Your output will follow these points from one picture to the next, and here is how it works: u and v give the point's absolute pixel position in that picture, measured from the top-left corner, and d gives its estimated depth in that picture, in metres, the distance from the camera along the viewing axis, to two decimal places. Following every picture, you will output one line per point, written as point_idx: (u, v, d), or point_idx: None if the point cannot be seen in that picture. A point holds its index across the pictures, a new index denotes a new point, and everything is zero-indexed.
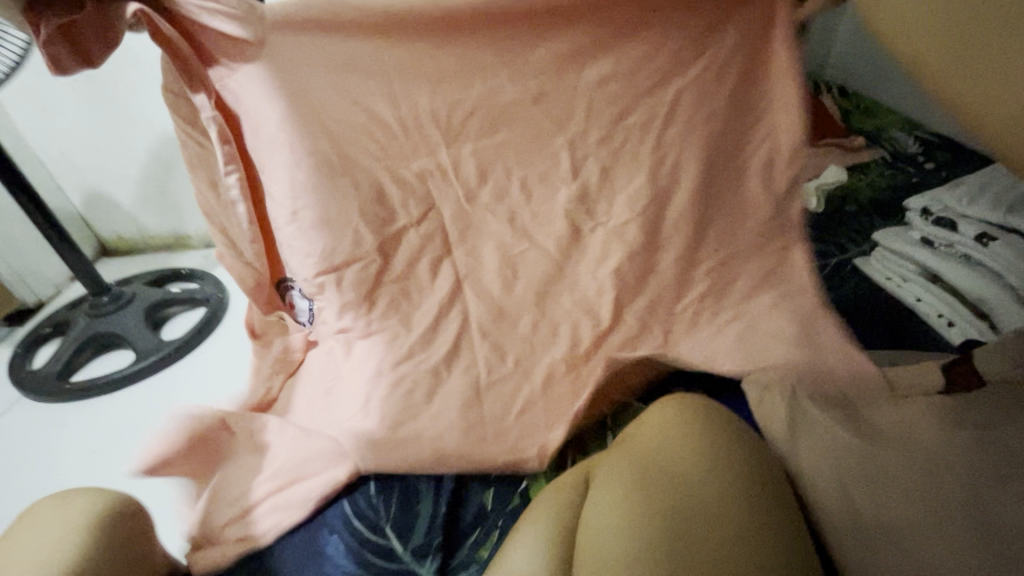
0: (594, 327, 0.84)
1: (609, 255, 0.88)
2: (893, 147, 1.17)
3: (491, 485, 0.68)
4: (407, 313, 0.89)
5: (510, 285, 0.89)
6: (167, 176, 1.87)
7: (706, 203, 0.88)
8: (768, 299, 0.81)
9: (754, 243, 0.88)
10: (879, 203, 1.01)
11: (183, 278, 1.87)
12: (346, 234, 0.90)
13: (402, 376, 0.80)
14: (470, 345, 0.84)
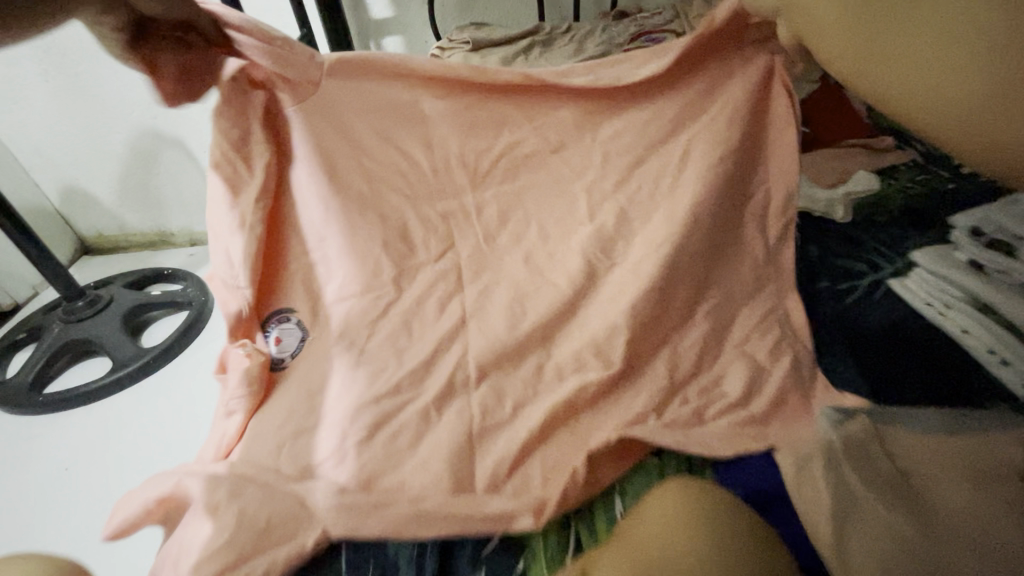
0: (604, 371, 0.71)
1: (624, 291, 0.77)
2: (927, 146, 1.06)
3: (484, 563, 0.57)
4: (401, 346, 0.80)
5: (514, 323, 0.79)
6: (152, 171, 1.78)
7: (718, 233, 0.81)
8: (780, 334, 0.73)
9: (760, 274, 0.80)
10: (912, 212, 0.91)
11: (165, 279, 1.77)
12: (365, 264, 0.88)
13: (384, 418, 0.70)
14: (467, 394, 0.73)
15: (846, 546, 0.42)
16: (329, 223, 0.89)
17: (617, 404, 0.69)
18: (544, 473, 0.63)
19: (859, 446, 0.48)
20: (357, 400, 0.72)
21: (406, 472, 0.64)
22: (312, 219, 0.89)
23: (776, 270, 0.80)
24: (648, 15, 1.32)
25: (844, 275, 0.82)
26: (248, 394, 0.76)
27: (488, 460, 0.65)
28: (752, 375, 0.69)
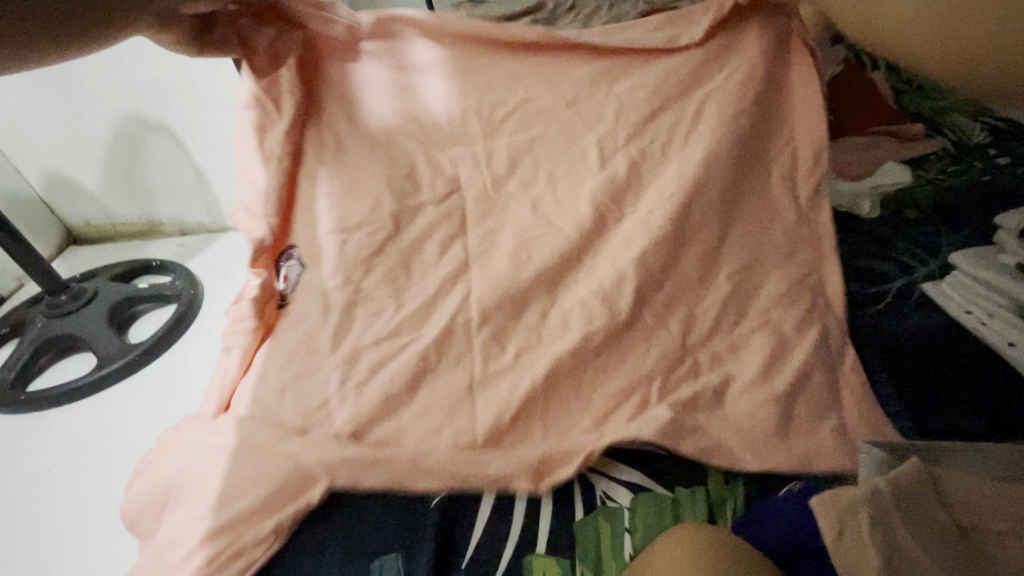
0: (611, 314, 0.64)
1: (633, 240, 0.69)
2: (957, 135, 1.01)
3: None
4: (393, 285, 0.71)
5: (518, 263, 0.70)
6: (137, 158, 1.69)
7: (738, 172, 0.73)
8: (817, 302, 0.66)
9: (798, 231, 0.72)
10: (944, 209, 0.85)
11: (153, 271, 1.71)
12: (344, 210, 0.76)
13: (370, 363, 0.63)
14: (461, 342, 0.64)
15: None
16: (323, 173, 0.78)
17: (635, 361, 0.62)
18: (562, 430, 0.58)
19: (909, 493, 0.39)
20: (345, 367, 0.63)
21: (405, 421, 0.59)
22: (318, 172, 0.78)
23: (806, 228, 0.72)
24: None
25: (876, 277, 0.74)
26: (253, 349, 0.69)
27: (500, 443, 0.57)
28: (776, 339, 0.63)
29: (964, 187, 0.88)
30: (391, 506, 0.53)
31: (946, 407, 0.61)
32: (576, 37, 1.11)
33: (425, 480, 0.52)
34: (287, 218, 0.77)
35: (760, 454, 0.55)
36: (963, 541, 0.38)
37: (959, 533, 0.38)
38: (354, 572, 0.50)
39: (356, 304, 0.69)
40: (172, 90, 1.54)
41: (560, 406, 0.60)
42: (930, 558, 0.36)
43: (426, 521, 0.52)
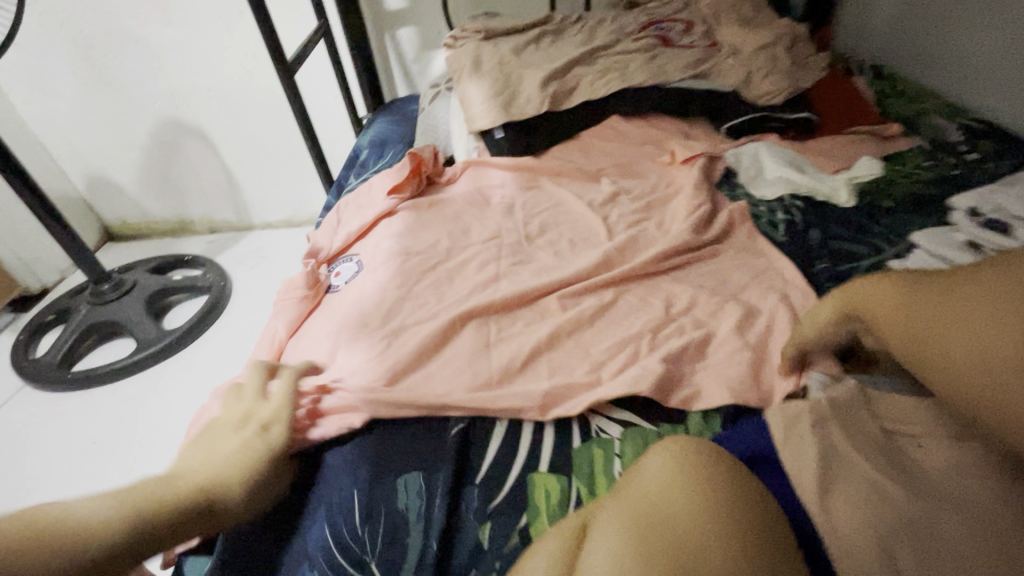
0: (599, 301, 0.78)
1: (618, 257, 0.86)
2: (935, 136, 1.09)
3: (489, 516, 0.54)
4: (423, 273, 0.85)
5: (528, 271, 0.86)
6: (171, 160, 1.83)
7: (714, 216, 0.92)
8: (781, 287, 0.78)
9: (762, 247, 0.87)
10: (917, 198, 0.93)
11: (185, 265, 1.82)
12: (395, 231, 0.94)
13: (400, 329, 0.75)
14: (479, 316, 0.76)
15: (830, 506, 0.43)
16: (387, 214, 0.98)
17: (625, 328, 0.74)
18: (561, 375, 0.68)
19: (847, 409, 0.48)
20: (381, 332, 0.75)
21: (431, 369, 0.70)
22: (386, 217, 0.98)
23: (765, 243, 0.88)
24: (658, 5, 1.33)
25: (847, 257, 0.83)
26: (304, 318, 0.84)
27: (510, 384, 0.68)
28: (746, 311, 0.74)
29: (935, 180, 0.96)
30: (413, 429, 0.62)
31: None
32: (582, 45, 1.22)
33: (450, 414, 0.62)
34: (360, 233, 0.97)
35: (738, 393, 0.63)
36: (888, 445, 0.46)
37: (883, 439, 0.46)
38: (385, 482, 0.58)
39: (392, 284, 0.83)
40: (207, 97, 1.68)
41: (558, 358, 0.70)
42: (858, 454, 0.45)
43: (446, 441, 0.60)
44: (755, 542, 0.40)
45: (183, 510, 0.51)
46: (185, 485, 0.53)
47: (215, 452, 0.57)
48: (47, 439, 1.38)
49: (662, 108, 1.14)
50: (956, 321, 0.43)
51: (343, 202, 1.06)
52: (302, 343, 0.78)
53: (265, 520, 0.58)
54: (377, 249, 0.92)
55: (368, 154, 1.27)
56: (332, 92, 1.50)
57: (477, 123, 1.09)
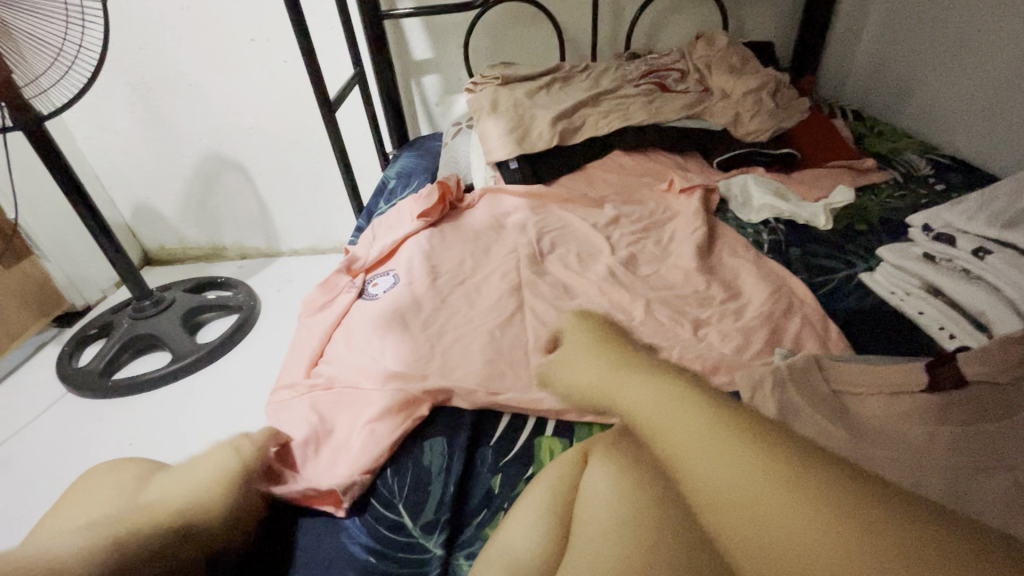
0: (601, 305, 0.88)
1: (619, 271, 0.96)
2: (906, 169, 1.20)
3: (501, 468, 0.64)
4: (447, 281, 0.97)
5: (540, 278, 0.96)
6: (211, 191, 2.00)
7: (706, 236, 1.02)
8: (764, 293, 0.88)
9: (749, 261, 0.96)
10: (888, 222, 1.03)
11: (218, 286, 1.95)
12: (422, 247, 1.06)
13: (428, 327, 0.87)
14: (494, 314, 0.87)
15: None
16: (415, 232, 1.10)
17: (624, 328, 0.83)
18: None
19: (803, 374, 0.59)
20: (410, 329, 0.86)
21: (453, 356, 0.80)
22: (414, 236, 1.10)
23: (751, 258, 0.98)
24: (657, 56, 1.50)
25: (823, 270, 0.93)
26: (340, 319, 0.95)
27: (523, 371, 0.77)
28: (731, 315, 0.84)
29: (905, 206, 1.07)
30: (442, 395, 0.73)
31: (876, 349, 0.77)
32: (588, 90, 1.38)
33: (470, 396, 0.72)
34: (392, 251, 1.09)
35: (723, 377, 0.72)
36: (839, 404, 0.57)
37: (834, 398, 0.57)
38: (412, 444, 0.67)
39: (420, 290, 0.94)
40: (249, 134, 1.86)
41: None
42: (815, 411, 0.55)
43: (465, 411, 0.70)
44: None
45: (159, 537, 0.49)
46: (156, 516, 0.51)
47: (183, 478, 0.57)
48: (88, 442, 1.47)
49: (658, 144, 1.28)
50: (709, 452, 0.38)
51: (377, 223, 1.19)
52: (340, 339, 0.89)
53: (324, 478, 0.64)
54: (406, 262, 1.03)
55: (396, 183, 1.41)
56: (362, 131, 1.67)
57: (495, 156, 1.23)
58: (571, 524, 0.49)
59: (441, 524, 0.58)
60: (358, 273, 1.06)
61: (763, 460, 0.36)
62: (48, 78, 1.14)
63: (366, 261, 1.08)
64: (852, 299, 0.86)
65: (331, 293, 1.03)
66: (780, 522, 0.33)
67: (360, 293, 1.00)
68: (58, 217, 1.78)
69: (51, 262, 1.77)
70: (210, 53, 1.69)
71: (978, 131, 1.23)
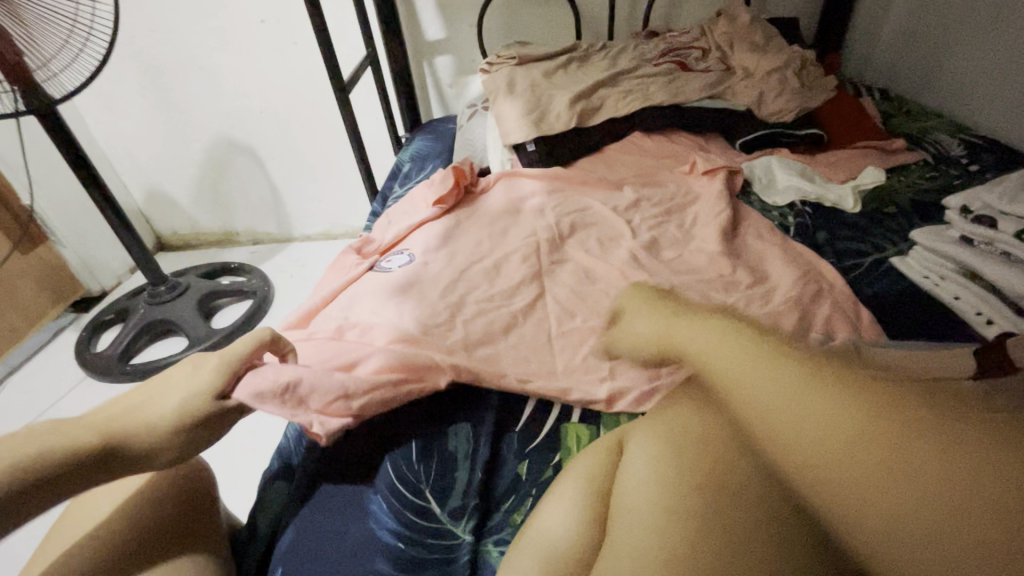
0: (625, 290, 0.86)
1: (642, 255, 0.94)
2: (938, 150, 1.16)
3: (528, 454, 0.63)
4: (465, 261, 0.95)
5: (561, 262, 0.94)
6: (222, 175, 1.99)
7: (731, 219, 1.00)
8: (793, 276, 0.85)
9: (776, 245, 0.94)
10: (920, 204, 1.00)
11: (232, 272, 1.95)
12: (437, 230, 1.03)
13: (443, 298, 0.84)
14: (514, 299, 0.86)
15: None
16: (430, 216, 1.08)
17: None
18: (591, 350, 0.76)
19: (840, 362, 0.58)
20: (424, 299, 0.84)
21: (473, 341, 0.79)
22: (428, 221, 1.07)
23: (778, 242, 0.95)
24: (676, 34, 1.46)
25: (852, 255, 0.91)
26: (352, 285, 0.94)
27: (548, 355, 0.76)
28: (758, 300, 0.82)
29: (939, 188, 1.04)
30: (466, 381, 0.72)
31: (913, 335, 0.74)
32: (606, 70, 1.34)
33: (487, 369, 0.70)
34: (405, 234, 1.06)
35: None
36: None
37: None
38: (437, 428, 0.66)
39: (436, 267, 0.92)
40: (259, 118, 1.84)
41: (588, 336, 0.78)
42: None
43: (489, 397, 0.69)
44: None
45: (88, 454, 0.52)
46: (93, 431, 0.54)
47: (147, 404, 0.58)
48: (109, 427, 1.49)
49: (679, 125, 1.24)
50: (763, 382, 0.39)
51: (392, 210, 1.17)
52: (350, 301, 0.88)
53: (347, 463, 0.64)
54: (422, 241, 1.01)
55: (410, 167, 1.39)
56: (375, 114, 1.65)
57: (511, 138, 1.20)
58: (608, 517, 0.48)
59: (470, 509, 0.58)
60: (371, 252, 1.04)
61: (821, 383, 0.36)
62: (58, 61, 1.13)
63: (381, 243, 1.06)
64: (885, 285, 0.83)
65: (345, 268, 1.01)
66: (830, 433, 0.34)
67: (372, 264, 0.99)
68: (71, 201, 1.78)
69: (66, 247, 1.77)
70: (220, 35, 1.67)
71: (1014, 110, 1.19)
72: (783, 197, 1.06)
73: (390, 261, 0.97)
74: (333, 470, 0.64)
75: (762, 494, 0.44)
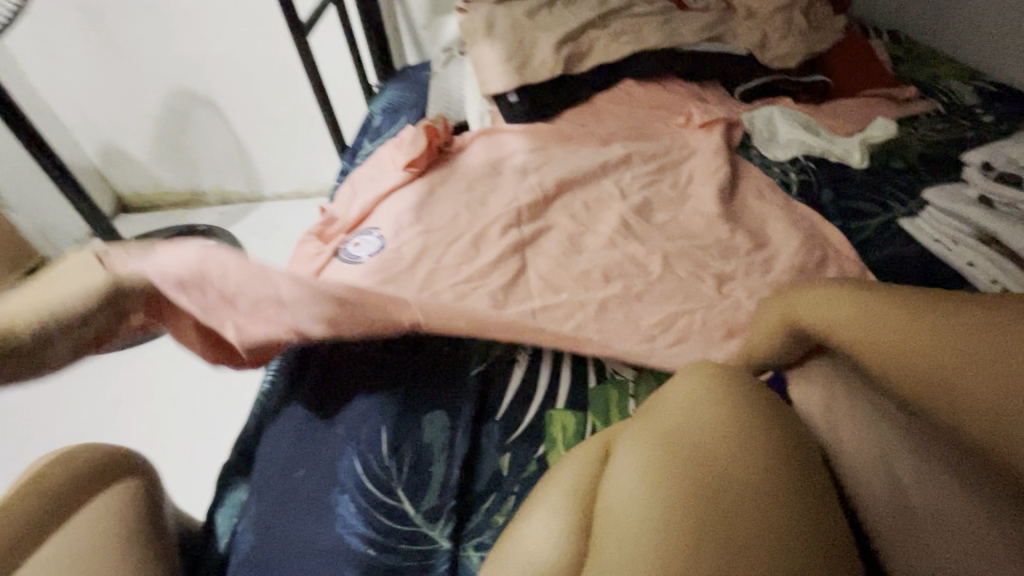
0: (614, 257, 0.80)
1: (633, 218, 0.86)
2: (950, 99, 1.08)
3: (509, 447, 0.58)
4: (443, 232, 0.88)
5: (546, 227, 0.87)
6: (184, 130, 1.84)
7: (730, 177, 0.92)
8: (796, 240, 0.79)
9: (777, 205, 0.87)
10: (930, 159, 0.93)
11: (199, 235, 1.82)
12: (409, 201, 0.94)
13: (419, 287, 0.78)
14: (493, 272, 0.79)
15: None
16: (400, 181, 0.98)
17: (643, 284, 0.75)
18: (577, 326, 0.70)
19: None
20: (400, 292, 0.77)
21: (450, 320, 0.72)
22: (398, 189, 0.97)
23: (780, 202, 0.87)
24: None
25: (858, 216, 0.84)
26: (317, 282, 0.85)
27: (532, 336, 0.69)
28: (757, 269, 0.76)
29: (952, 142, 0.96)
30: (443, 365, 0.65)
31: None
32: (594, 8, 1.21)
33: (470, 362, 0.65)
34: (371, 209, 0.95)
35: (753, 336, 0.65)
36: None
37: None
38: (409, 419, 0.60)
39: (411, 248, 0.85)
40: (218, 65, 1.67)
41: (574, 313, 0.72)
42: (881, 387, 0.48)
43: (467, 381, 0.63)
44: (782, 460, 0.42)
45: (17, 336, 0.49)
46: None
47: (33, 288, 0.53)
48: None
49: (674, 71, 1.14)
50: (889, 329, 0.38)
51: (354, 174, 1.04)
52: None
53: (309, 461, 0.58)
54: (393, 216, 0.92)
55: (381, 120, 1.28)
56: (342, 61, 1.50)
57: (492, 87, 1.09)
58: (591, 525, 0.44)
59: (446, 512, 0.54)
60: (334, 233, 0.93)
61: (961, 311, 0.35)
62: None
63: (340, 224, 0.94)
64: (893, 249, 0.78)
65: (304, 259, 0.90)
66: (979, 370, 0.33)
67: (334, 251, 0.88)
68: (13, 159, 1.62)
69: (14, 210, 1.64)
70: None
71: None
72: (784, 152, 0.98)
73: (357, 242, 0.88)
74: (298, 464, 0.58)
75: (768, 504, 0.40)
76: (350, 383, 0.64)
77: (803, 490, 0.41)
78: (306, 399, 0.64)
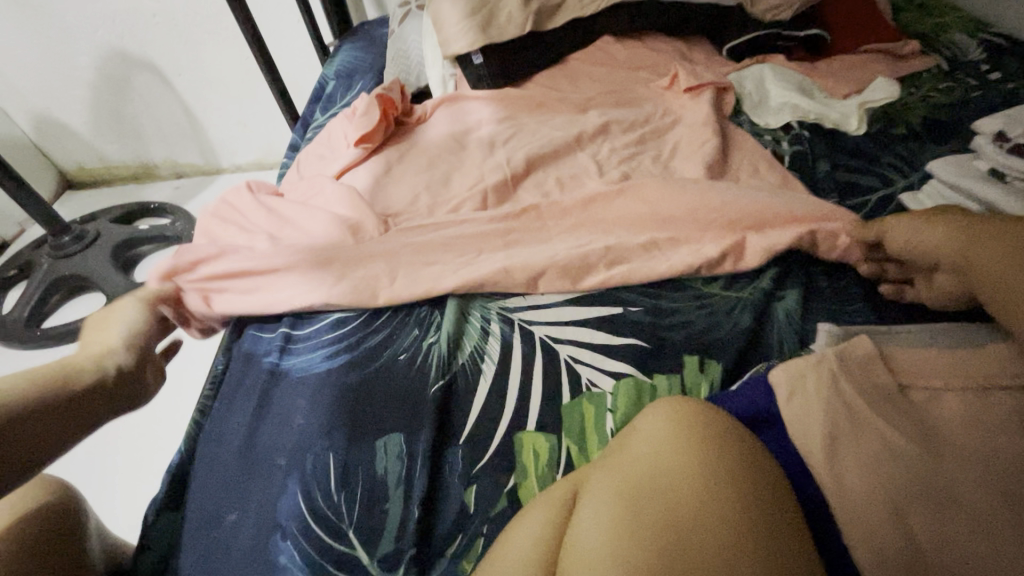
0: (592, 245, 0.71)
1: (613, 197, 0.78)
2: (954, 53, 0.99)
3: (475, 479, 0.52)
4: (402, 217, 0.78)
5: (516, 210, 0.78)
6: (124, 99, 1.60)
7: (723, 147, 0.83)
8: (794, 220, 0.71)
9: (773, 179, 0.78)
10: (933, 124, 0.85)
11: (153, 213, 1.57)
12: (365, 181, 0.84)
13: None
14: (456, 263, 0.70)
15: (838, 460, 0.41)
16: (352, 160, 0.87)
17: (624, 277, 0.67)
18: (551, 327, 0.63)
19: (861, 366, 0.44)
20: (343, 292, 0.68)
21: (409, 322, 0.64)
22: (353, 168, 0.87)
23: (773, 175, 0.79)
24: None
25: (857, 190, 0.77)
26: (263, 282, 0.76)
27: (500, 339, 0.61)
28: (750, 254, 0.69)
29: (957, 104, 0.88)
30: (398, 381, 0.58)
31: None
32: None
33: (431, 376, 0.58)
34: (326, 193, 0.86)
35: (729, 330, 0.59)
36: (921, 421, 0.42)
37: (901, 409, 0.42)
38: (359, 448, 0.53)
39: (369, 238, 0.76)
40: (154, 24, 1.43)
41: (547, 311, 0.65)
42: (889, 431, 0.40)
43: (426, 397, 0.56)
44: (758, 516, 0.39)
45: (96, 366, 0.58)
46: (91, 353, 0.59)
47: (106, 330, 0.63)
48: None
49: (655, 27, 1.03)
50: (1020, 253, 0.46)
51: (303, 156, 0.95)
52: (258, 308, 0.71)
53: (247, 503, 0.52)
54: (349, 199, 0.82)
55: (335, 85, 1.15)
56: (291, 17, 1.33)
57: (453, 48, 0.97)
58: None
59: (407, 560, 0.48)
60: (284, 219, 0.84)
61: None
62: None
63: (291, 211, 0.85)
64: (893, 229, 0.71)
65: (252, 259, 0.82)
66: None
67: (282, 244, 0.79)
68: None
69: None
70: None
71: None
72: (778, 117, 0.89)
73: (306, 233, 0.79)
74: (231, 505, 0.52)
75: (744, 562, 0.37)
76: (294, 405, 0.57)
77: (783, 549, 0.37)
78: (244, 425, 0.57)
